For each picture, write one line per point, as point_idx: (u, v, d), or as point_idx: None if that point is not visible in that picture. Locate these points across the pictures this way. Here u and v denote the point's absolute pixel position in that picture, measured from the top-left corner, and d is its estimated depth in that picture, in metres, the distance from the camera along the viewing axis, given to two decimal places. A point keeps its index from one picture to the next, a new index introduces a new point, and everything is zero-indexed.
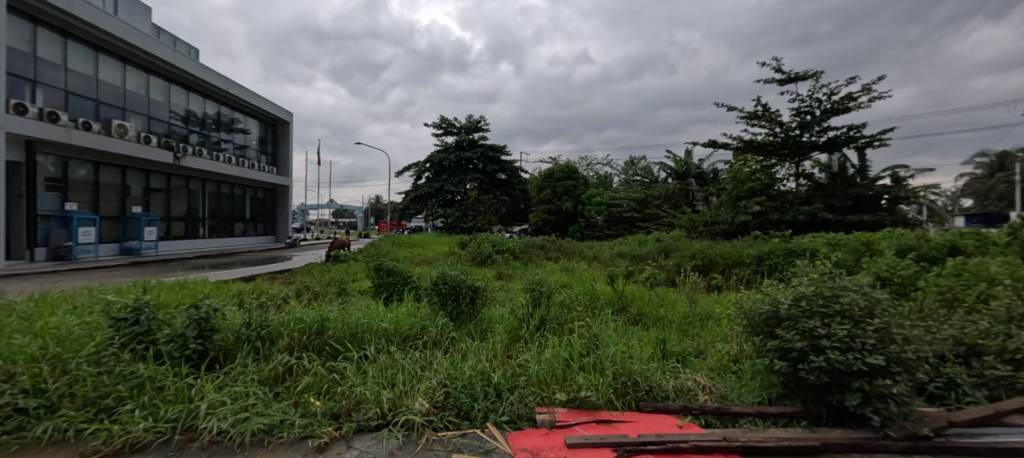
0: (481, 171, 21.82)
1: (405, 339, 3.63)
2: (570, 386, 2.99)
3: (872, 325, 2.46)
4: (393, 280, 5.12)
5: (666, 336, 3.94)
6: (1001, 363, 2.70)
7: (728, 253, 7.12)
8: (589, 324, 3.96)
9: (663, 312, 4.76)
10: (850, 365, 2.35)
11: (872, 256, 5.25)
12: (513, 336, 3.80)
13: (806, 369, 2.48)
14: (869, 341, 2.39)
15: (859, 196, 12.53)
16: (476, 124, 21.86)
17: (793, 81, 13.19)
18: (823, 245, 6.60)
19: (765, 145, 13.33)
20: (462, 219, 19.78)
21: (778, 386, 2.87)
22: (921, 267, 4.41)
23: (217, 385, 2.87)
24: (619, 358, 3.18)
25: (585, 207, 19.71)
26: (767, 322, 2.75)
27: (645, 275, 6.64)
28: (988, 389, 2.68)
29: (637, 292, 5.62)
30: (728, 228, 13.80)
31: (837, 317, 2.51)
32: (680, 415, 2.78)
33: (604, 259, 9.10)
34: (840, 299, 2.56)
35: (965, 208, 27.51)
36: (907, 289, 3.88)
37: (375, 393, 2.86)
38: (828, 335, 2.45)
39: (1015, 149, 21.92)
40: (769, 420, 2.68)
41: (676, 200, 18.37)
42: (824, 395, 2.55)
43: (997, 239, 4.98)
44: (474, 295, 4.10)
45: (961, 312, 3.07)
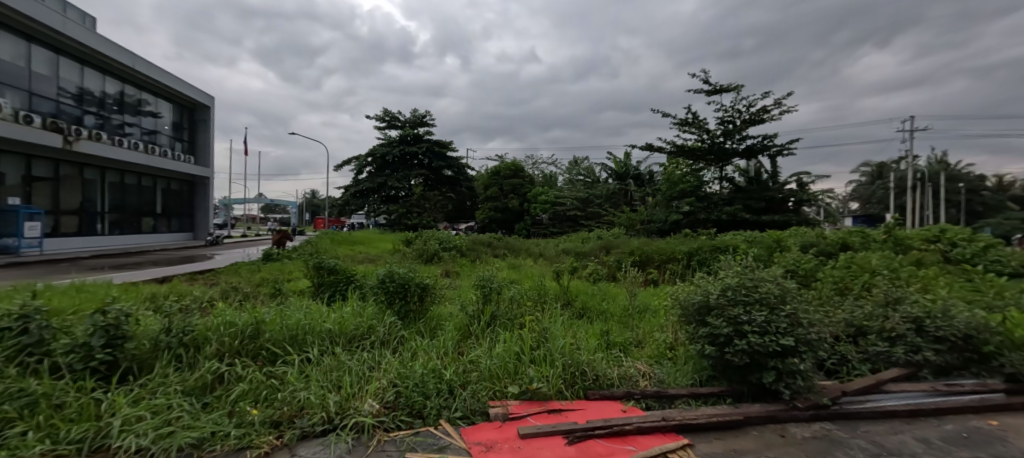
0: (426, 167, 21.41)
1: (352, 339, 3.56)
2: (521, 379, 3.12)
3: (784, 311, 2.85)
4: (335, 279, 4.97)
5: (610, 328, 4.23)
6: (882, 340, 3.19)
7: (663, 250, 7.69)
8: (538, 318, 4.10)
9: (605, 306, 5.06)
10: (767, 346, 2.70)
11: (782, 251, 5.96)
12: (464, 333, 3.88)
13: (731, 352, 2.82)
14: (782, 325, 2.76)
15: (772, 199, 13.98)
16: (421, 120, 21.42)
17: (718, 93, 14.35)
18: (741, 242, 7.32)
19: (695, 149, 14.44)
20: (406, 216, 19.00)
21: (708, 370, 3.22)
22: (820, 261, 5.09)
23: (132, 399, 2.65)
24: (568, 349, 3.35)
25: (531, 205, 20.24)
26: (697, 312, 3.09)
27: (588, 272, 6.97)
28: (871, 363, 3.17)
29: (582, 287, 5.91)
30: (662, 226, 14.48)
31: (757, 304, 2.87)
32: (624, 400, 3.02)
33: (550, 256, 9.40)
34: (758, 289, 2.93)
35: (852, 209, 31.91)
36: (808, 280, 4.48)
37: (321, 397, 2.80)
38: (751, 321, 2.80)
39: (891, 161, 25.84)
40: (699, 399, 3.02)
41: (616, 200, 18.53)
42: (747, 375, 2.91)
43: (877, 236, 5.92)
44: (423, 293, 4.10)
45: (851, 298, 3.60)
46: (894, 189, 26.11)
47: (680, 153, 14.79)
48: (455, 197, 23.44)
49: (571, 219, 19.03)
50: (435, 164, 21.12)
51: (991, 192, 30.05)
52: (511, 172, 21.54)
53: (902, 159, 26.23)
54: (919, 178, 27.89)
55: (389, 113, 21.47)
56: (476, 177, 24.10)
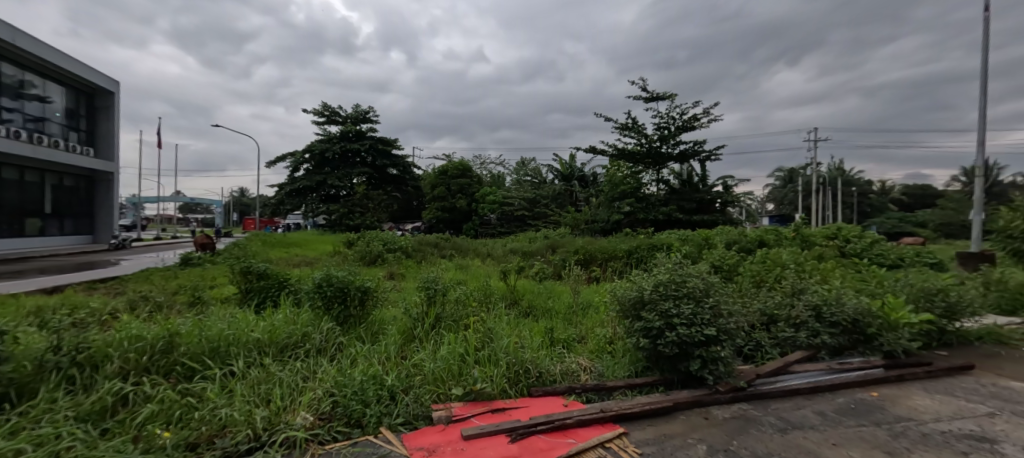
0: (370, 165, 20.65)
1: (284, 349, 3.43)
2: (465, 380, 3.19)
3: (708, 303, 3.13)
4: (265, 284, 4.75)
5: (553, 325, 4.41)
6: (789, 327, 3.61)
7: (606, 248, 8.07)
8: (483, 319, 4.18)
9: (550, 304, 5.25)
10: (693, 337, 2.96)
11: (710, 248, 6.46)
12: (407, 337, 3.88)
13: (663, 343, 3.05)
14: (705, 317, 3.04)
15: (702, 200, 15.03)
16: (363, 116, 20.73)
17: (655, 101, 15.16)
18: (675, 240, 7.83)
19: (635, 153, 15.51)
20: (348, 216, 18.58)
21: (643, 361, 3.46)
22: (741, 257, 5.59)
23: (8, 430, 2.25)
24: (512, 348, 3.46)
25: (478, 205, 20.30)
26: (632, 307, 3.31)
27: (534, 270, 7.15)
28: (781, 347, 3.56)
29: (528, 286, 6.07)
30: (605, 226, 14.80)
31: (685, 298, 3.14)
32: (566, 395, 3.18)
33: (497, 256, 9.51)
34: (686, 284, 3.20)
35: (770, 210, 35.11)
36: (730, 274, 4.92)
37: (247, 412, 2.62)
38: (679, 315, 3.05)
39: (803, 167, 28.63)
40: (636, 389, 3.23)
41: (562, 200, 18.76)
42: (677, 364, 3.17)
43: (787, 233, 6.56)
44: (364, 297, 4.05)
45: (765, 290, 4.02)
46: (804, 191, 28.99)
47: (621, 157, 15.87)
48: (400, 196, 22.90)
49: (518, 218, 19.25)
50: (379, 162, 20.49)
51: (875, 196, 34.66)
52: (459, 172, 21.43)
53: (811, 164, 29.15)
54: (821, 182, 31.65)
55: (329, 108, 20.60)
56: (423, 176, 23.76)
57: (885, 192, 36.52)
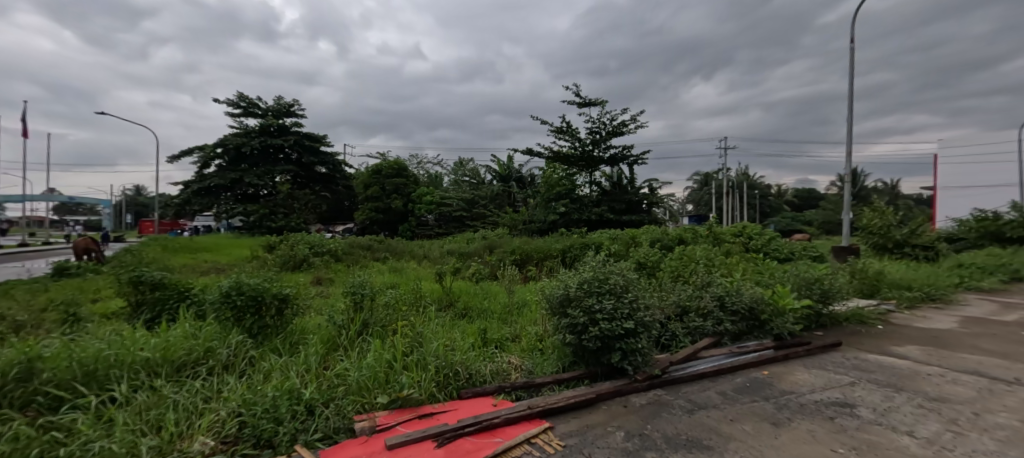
0: (295, 163, 19.65)
1: (180, 368, 2.95)
2: (392, 387, 3.10)
3: (627, 297, 3.36)
4: (161, 296, 4.07)
5: (488, 325, 4.51)
6: (699, 318, 3.98)
7: (542, 248, 8.35)
8: (412, 323, 4.11)
9: (486, 304, 5.34)
10: (614, 330, 3.17)
11: (637, 246, 6.88)
12: (331, 345, 3.71)
13: (587, 338, 3.24)
14: (625, 311, 3.26)
15: (631, 202, 15.91)
16: (286, 109, 19.69)
17: (588, 106, 15.79)
18: (606, 239, 8.25)
19: (568, 156, 16.15)
20: (269, 218, 17.22)
21: (570, 356, 3.63)
22: (662, 254, 6.04)
23: None
24: (442, 352, 3.46)
25: (415, 206, 19.97)
26: (559, 305, 3.47)
27: (472, 271, 7.22)
28: (692, 336, 3.92)
29: (465, 287, 6.12)
30: (542, 226, 15.15)
31: (608, 294, 3.33)
32: (496, 394, 3.24)
33: (435, 257, 9.49)
34: (608, 281, 3.40)
35: (689, 211, 37.97)
36: (652, 269, 5.32)
37: (130, 443, 2.24)
38: (601, 310, 3.24)
39: (718, 171, 31.29)
40: (562, 384, 3.37)
41: (500, 202, 19.38)
42: (601, 357, 3.37)
43: (704, 232, 7.12)
44: (282, 306, 3.69)
45: (680, 284, 4.40)
46: (719, 194, 31.67)
47: (557, 159, 16.45)
48: (330, 196, 21.91)
49: (456, 220, 19.16)
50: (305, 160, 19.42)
51: (774, 198, 38.92)
52: (393, 171, 20.94)
53: (725, 170, 31.91)
54: (732, 185, 34.83)
55: (246, 99, 19.29)
56: (357, 175, 22.98)
57: (783, 194, 40.94)
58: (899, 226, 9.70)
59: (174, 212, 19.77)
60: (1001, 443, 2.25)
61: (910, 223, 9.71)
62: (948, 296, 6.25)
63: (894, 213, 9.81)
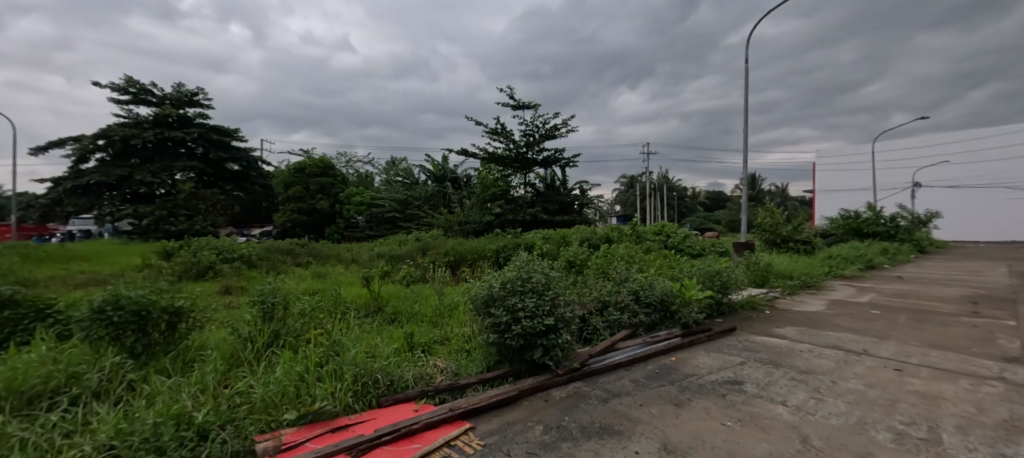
0: (200, 158, 18.15)
1: (32, 401, 2.43)
2: (304, 401, 2.92)
3: (548, 294, 3.48)
4: (13, 316, 3.26)
5: (415, 330, 4.44)
6: (619, 312, 4.63)
7: (475, 249, 8.44)
8: (329, 331, 3.83)
9: (416, 308, 5.27)
10: (535, 328, 3.28)
11: (567, 245, 7.22)
12: (233, 362, 3.29)
13: (510, 337, 3.34)
14: (546, 308, 3.39)
15: (564, 203, 16.47)
16: (188, 98, 18.26)
17: (521, 109, 16.09)
18: (538, 239, 8.50)
19: (503, 158, 16.30)
20: (168, 220, 15.71)
21: (495, 355, 3.68)
22: (592, 251, 6.79)
23: None
24: (360, 360, 3.33)
25: (344, 207, 19.25)
26: (484, 304, 3.55)
27: (402, 274, 7.08)
28: (612, 328, 4.56)
29: (393, 291, 6.02)
30: (478, 227, 15.15)
31: (530, 292, 3.44)
32: (418, 399, 3.18)
33: (364, 260, 9.30)
34: (530, 280, 3.51)
35: (616, 211, 39.85)
36: (581, 269, 6.13)
37: None
38: (523, 308, 3.35)
39: (644, 174, 33.08)
40: (486, 384, 3.41)
41: (434, 202, 18.91)
42: (524, 354, 3.47)
43: (628, 231, 7.56)
44: (173, 322, 3.10)
45: (603, 283, 5.10)
46: (644, 195, 33.51)
47: (491, 160, 16.60)
48: (245, 197, 20.60)
49: (387, 221, 18.54)
50: (212, 155, 18.07)
51: (690, 199, 42.09)
52: (318, 170, 20.10)
53: (648, 173, 33.85)
54: (654, 187, 36.99)
55: (135, 84, 17.42)
56: (277, 174, 21.83)
57: (697, 196, 44.41)
58: (785, 223, 10.89)
59: (43, 212, 17.35)
60: (847, 404, 3.15)
61: (794, 222, 10.97)
62: (820, 282, 7.12)
63: (782, 212, 10.95)
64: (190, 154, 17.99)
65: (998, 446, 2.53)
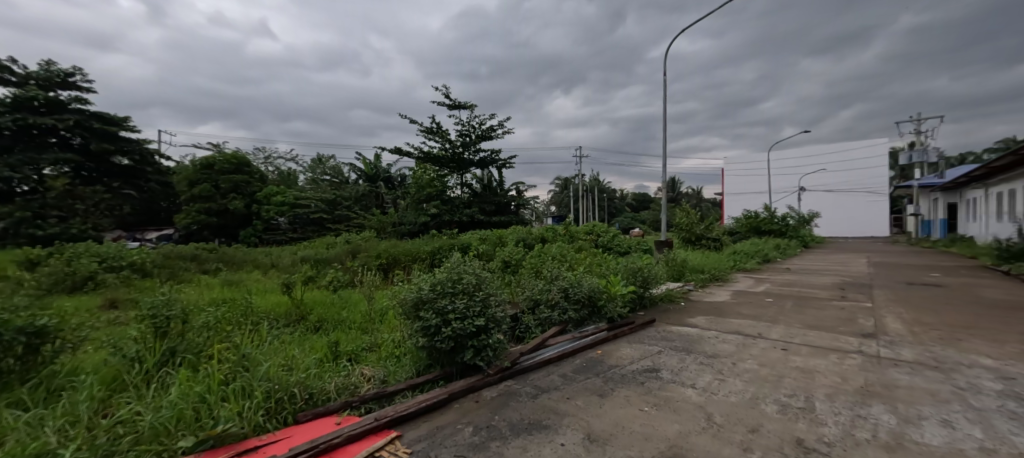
0: (78, 150, 16.41)
1: None
2: (205, 425, 2.66)
3: (479, 295, 3.61)
4: None
5: (341, 340, 4.40)
6: (549, 308, 4.88)
7: (409, 251, 8.34)
8: (237, 343, 3.50)
9: (342, 316, 5.47)
10: (465, 328, 3.38)
11: (502, 245, 7.38)
12: (114, 386, 2.97)
13: (440, 339, 3.40)
14: (476, 309, 3.51)
15: (500, 203, 16.78)
16: (60, 78, 16.32)
17: (457, 109, 16.08)
18: (475, 239, 8.55)
19: (439, 158, 16.25)
20: (32, 223, 12.71)
21: (426, 359, 3.67)
22: (527, 251, 7.05)
23: None
24: (273, 374, 3.12)
25: (261, 207, 17.83)
26: (413, 308, 3.58)
27: (328, 279, 7.02)
28: (543, 324, 4.82)
29: (319, 298, 6.16)
30: (412, 228, 14.81)
31: (461, 293, 3.56)
32: (341, 411, 3.09)
33: (284, 265, 8.84)
34: (461, 281, 3.63)
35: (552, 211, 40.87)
36: (513, 268, 6.40)
37: None
38: (454, 310, 3.44)
39: (578, 175, 34.23)
40: (416, 389, 3.40)
41: (366, 202, 18.76)
42: (455, 356, 3.53)
43: (563, 230, 7.86)
44: (34, 344, 2.74)
45: (535, 281, 5.34)
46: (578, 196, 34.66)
47: (427, 160, 16.46)
48: (138, 196, 18.86)
49: (306, 223, 17.17)
50: (94, 145, 16.42)
51: (621, 201, 44.41)
52: (231, 167, 18.52)
53: (581, 175, 35.14)
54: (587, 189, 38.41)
55: None
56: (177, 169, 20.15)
57: (626, 198, 46.80)
58: (699, 222, 11.84)
59: None
60: (744, 382, 3.67)
61: (707, 221, 11.96)
62: (726, 275, 7.83)
63: (696, 212, 11.90)
64: (64, 144, 16.15)
65: (855, 409, 3.21)
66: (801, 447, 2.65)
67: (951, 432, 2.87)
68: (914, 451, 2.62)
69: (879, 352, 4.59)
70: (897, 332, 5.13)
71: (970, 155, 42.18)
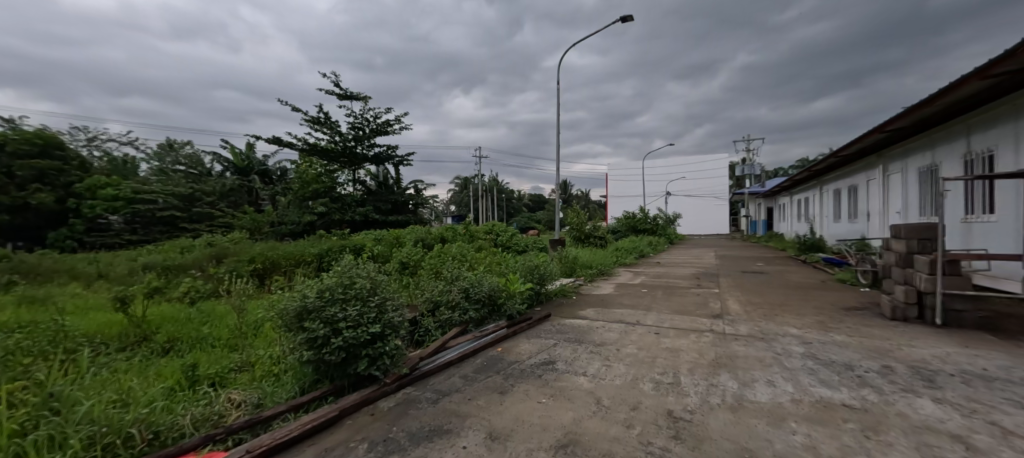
0: None
1: None
2: None
3: (374, 300, 3.56)
4: None
5: (198, 363, 3.93)
6: (450, 310, 4.94)
7: (290, 254, 7.58)
8: (38, 381, 2.89)
9: (204, 331, 4.95)
10: (358, 337, 3.30)
11: (400, 245, 7.15)
12: None
13: (330, 351, 3.27)
14: (372, 315, 3.45)
15: (397, 202, 16.88)
16: None
17: (350, 99, 15.04)
18: (370, 240, 8.09)
19: (328, 151, 15.75)
20: None
21: (312, 375, 3.48)
22: (425, 252, 6.97)
23: None
24: (100, 414, 2.65)
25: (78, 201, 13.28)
26: (296, 319, 3.38)
27: (183, 289, 6.11)
28: (444, 327, 4.85)
29: (170, 313, 5.47)
30: (295, 228, 13.40)
31: (353, 299, 3.48)
32: (201, 448, 2.71)
33: (121, 273, 7.31)
34: (354, 286, 3.55)
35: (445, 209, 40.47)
36: (411, 269, 6.32)
37: None
38: (345, 318, 3.34)
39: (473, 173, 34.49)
40: (301, 409, 3.18)
41: (236, 198, 16.86)
42: (346, 368, 3.41)
43: (462, 230, 7.90)
44: None
45: (435, 282, 5.34)
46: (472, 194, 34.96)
47: (312, 152, 15.63)
48: None
49: (141, 223, 13.76)
50: None
51: (517, 200, 46.44)
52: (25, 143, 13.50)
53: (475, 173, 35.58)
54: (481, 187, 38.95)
55: None
56: None
57: (518, 198, 48.68)
58: (587, 222, 12.96)
59: None
60: (627, 366, 4.20)
61: (593, 221, 13.12)
62: (610, 270, 8.74)
63: (586, 212, 12.98)
64: None
65: (709, 379, 3.92)
66: (671, 418, 3.15)
67: (773, 390, 3.71)
68: (750, 408, 3.31)
69: (724, 330, 5.63)
70: (737, 312, 6.34)
71: (781, 170, 52.87)
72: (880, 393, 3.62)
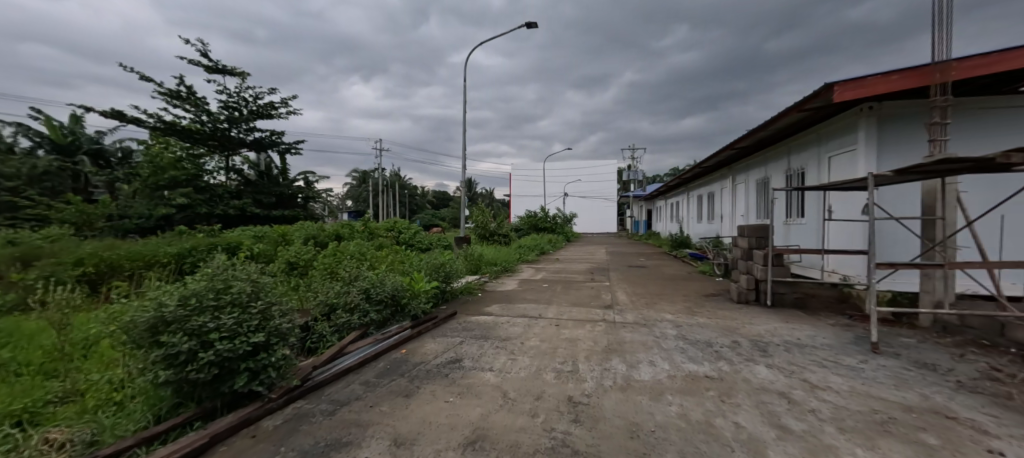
0: None
1: None
2: None
3: (255, 306, 3.12)
4: None
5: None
6: (347, 313, 4.61)
7: (137, 253, 6.22)
8: None
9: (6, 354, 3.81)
10: (236, 349, 2.86)
11: (286, 244, 6.38)
12: None
13: (196, 368, 2.78)
14: (254, 323, 3.02)
15: (281, 194, 15.43)
16: None
17: (223, 74, 12.77)
18: (248, 237, 7.07)
19: (192, 132, 13.71)
20: None
21: (172, 398, 2.94)
22: (316, 251, 6.36)
23: None
24: None
25: None
26: (151, 333, 2.82)
27: None
28: (341, 331, 4.50)
29: None
30: (144, 224, 11.27)
31: (228, 307, 3.01)
32: None
33: None
34: (230, 290, 3.07)
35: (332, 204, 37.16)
36: (302, 268, 5.72)
37: None
38: (218, 328, 2.87)
39: None
40: (156, 441, 2.66)
41: (54, 182, 13.20)
42: (218, 386, 2.93)
43: (361, 227, 7.39)
44: None
45: (328, 284, 4.91)
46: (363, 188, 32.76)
47: (169, 131, 13.47)
48: None
49: None
50: None
51: (418, 196, 45.05)
52: None
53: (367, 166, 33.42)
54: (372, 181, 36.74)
55: None
56: None
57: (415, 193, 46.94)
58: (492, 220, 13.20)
59: None
60: (531, 358, 4.39)
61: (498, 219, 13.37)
62: (513, 266, 9.02)
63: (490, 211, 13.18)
64: None
65: (602, 364, 4.32)
66: (571, 403, 3.39)
67: (654, 368, 4.25)
68: (636, 387, 3.74)
69: (613, 319, 6.24)
70: (624, 302, 7.08)
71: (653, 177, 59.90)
72: (731, 364, 4.39)
